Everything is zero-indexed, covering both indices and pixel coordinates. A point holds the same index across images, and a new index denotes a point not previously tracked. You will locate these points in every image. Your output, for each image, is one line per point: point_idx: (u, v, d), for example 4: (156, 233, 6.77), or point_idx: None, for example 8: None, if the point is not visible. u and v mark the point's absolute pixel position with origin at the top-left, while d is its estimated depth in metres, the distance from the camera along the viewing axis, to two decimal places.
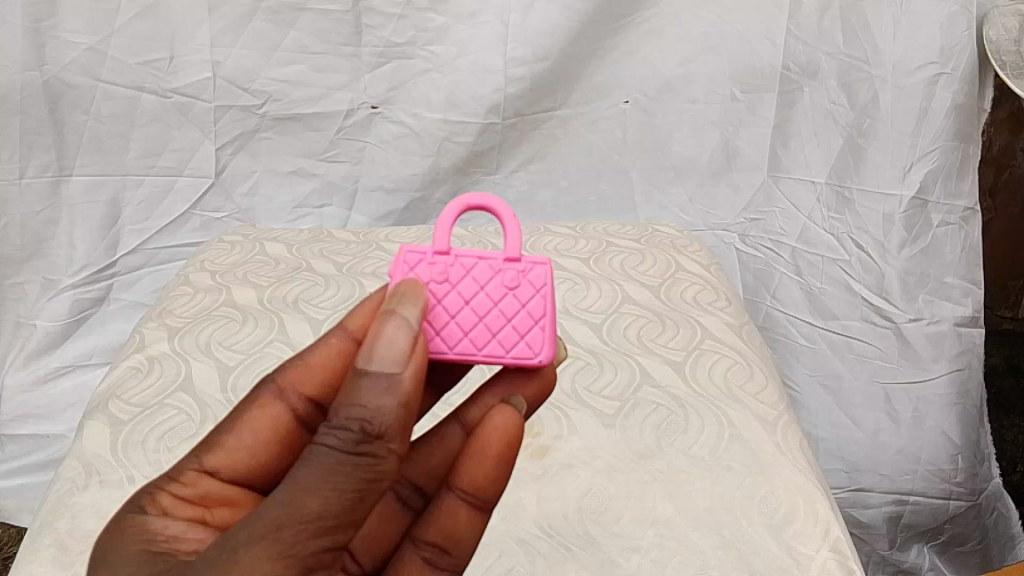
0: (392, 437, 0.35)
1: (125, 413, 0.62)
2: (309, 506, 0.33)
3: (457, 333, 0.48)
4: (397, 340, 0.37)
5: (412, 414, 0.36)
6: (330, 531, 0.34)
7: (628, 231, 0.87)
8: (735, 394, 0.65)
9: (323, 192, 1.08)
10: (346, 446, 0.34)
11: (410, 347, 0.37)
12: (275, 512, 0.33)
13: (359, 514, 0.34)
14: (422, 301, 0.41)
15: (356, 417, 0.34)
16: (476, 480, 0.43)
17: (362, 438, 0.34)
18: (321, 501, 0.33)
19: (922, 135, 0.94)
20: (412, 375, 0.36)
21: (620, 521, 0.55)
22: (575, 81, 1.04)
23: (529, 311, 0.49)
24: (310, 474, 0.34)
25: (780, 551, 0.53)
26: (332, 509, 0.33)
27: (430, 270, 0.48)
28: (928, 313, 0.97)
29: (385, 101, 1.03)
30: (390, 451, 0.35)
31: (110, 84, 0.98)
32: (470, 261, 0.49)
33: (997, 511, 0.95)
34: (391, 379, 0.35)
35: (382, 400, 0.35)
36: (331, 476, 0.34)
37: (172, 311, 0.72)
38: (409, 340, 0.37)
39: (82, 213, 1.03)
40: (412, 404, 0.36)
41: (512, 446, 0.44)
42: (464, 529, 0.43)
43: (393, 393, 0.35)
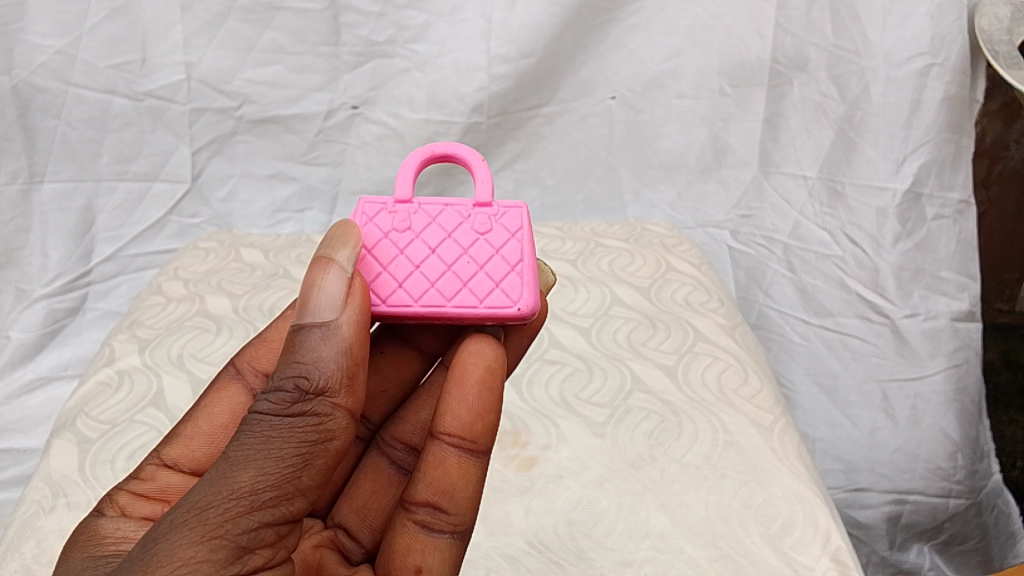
0: (330, 392, 0.39)
1: (94, 431, 0.59)
2: (242, 478, 0.36)
3: (425, 282, 0.48)
4: (331, 290, 0.42)
5: (350, 364, 0.40)
6: (271, 501, 0.36)
7: (617, 231, 0.84)
8: (728, 399, 0.62)
9: (303, 196, 1.06)
10: (282, 408, 0.38)
11: (344, 300, 0.42)
12: (198, 497, 0.35)
13: (303, 482, 0.38)
14: (356, 241, 0.46)
15: (293, 377, 0.39)
16: (460, 420, 0.44)
17: (297, 397, 0.38)
18: (252, 475, 0.36)
19: (914, 127, 0.92)
20: (348, 322, 0.41)
21: (612, 534, 0.53)
22: (560, 78, 1.02)
23: (502, 255, 0.50)
24: (248, 440, 0.37)
25: (779, 563, 0.51)
26: (268, 476, 0.36)
27: (395, 221, 0.50)
28: (925, 308, 0.96)
29: (366, 101, 1.01)
30: (332, 406, 0.39)
31: (81, 88, 0.96)
32: (437, 211, 0.51)
33: (997, 509, 0.93)
34: (328, 330, 0.40)
35: (319, 356, 0.39)
36: (267, 441, 0.37)
37: (143, 321, 0.69)
38: (344, 287, 0.42)
39: (55, 221, 1.00)
40: (350, 352, 0.40)
41: (491, 375, 0.45)
42: (456, 475, 0.43)
43: (332, 342, 0.40)
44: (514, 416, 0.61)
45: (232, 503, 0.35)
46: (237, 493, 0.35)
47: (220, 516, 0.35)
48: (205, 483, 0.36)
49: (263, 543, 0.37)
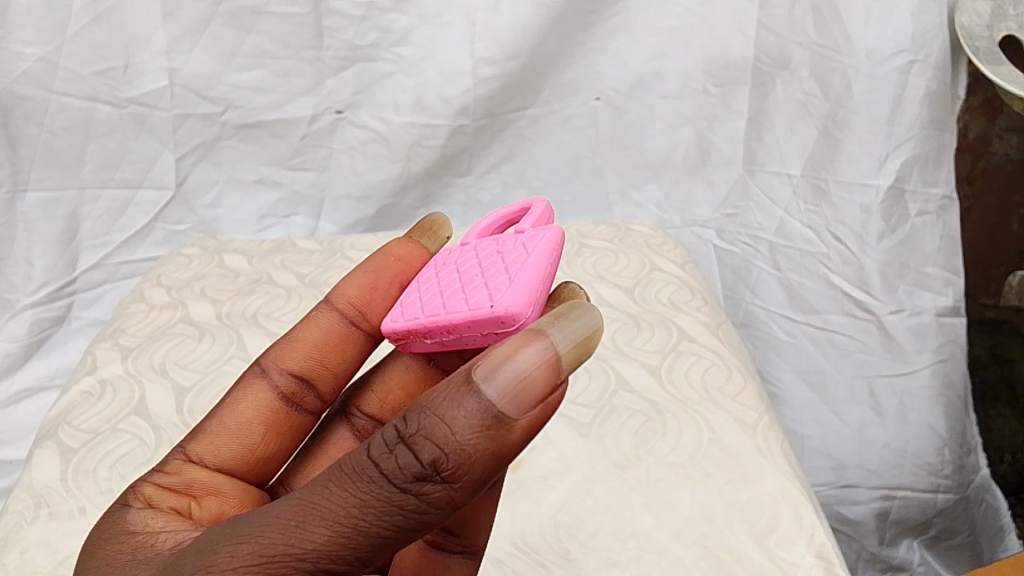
0: (455, 485, 0.31)
1: (77, 441, 0.58)
2: (314, 541, 0.32)
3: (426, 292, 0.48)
4: (528, 378, 0.31)
5: (497, 463, 0.32)
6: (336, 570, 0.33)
7: (601, 231, 0.84)
8: (713, 398, 0.62)
9: (290, 201, 1.06)
10: (387, 483, 0.32)
11: (539, 394, 0.32)
12: (268, 542, 0.32)
13: (377, 558, 0.33)
14: (593, 325, 0.34)
15: (429, 448, 0.31)
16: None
17: (414, 475, 0.32)
18: (324, 545, 0.32)
19: (898, 123, 0.92)
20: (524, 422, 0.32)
21: (598, 534, 0.53)
22: (545, 79, 1.02)
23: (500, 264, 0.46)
24: (336, 499, 0.32)
25: (763, 560, 0.51)
26: (344, 549, 0.32)
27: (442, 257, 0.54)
28: (910, 305, 0.96)
29: (351, 105, 1.01)
30: (447, 499, 0.32)
31: (63, 96, 0.95)
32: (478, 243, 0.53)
33: (986, 502, 0.94)
34: (495, 431, 0.31)
35: (468, 443, 0.31)
36: (359, 509, 0.32)
37: (125, 329, 0.69)
38: (544, 374, 0.32)
39: (39, 229, 0.99)
40: (502, 455, 0.32)
41: None
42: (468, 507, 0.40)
43: (490, 435, 0.31)
44: None
45: (297, 565, 0.32)
46: (304, 555, 0.32)
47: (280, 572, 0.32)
48: (284, 526, 0.32)
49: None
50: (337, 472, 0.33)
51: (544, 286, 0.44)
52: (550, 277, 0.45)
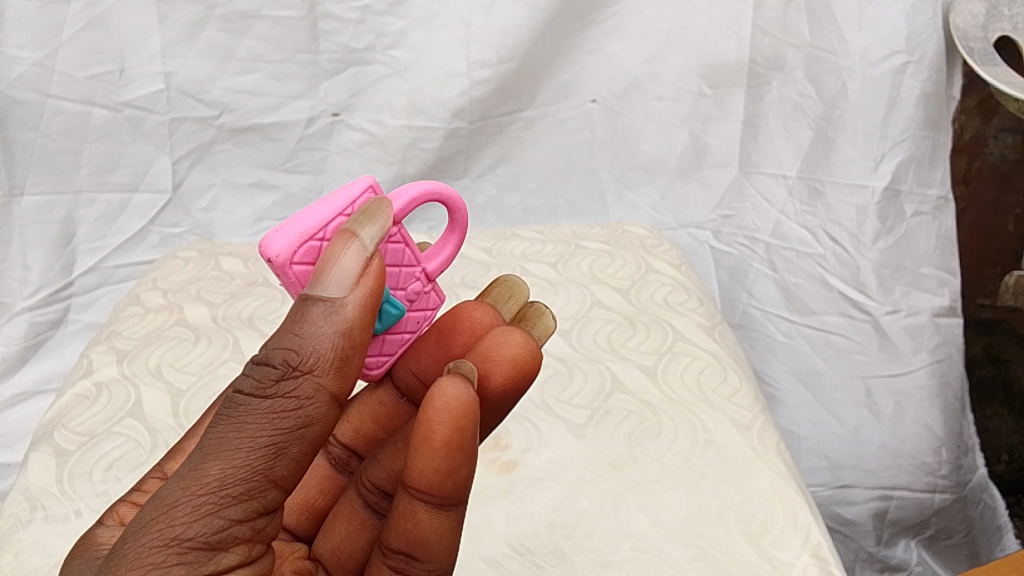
0: (318, 371, 0.37)
1: (72, 444, 0.58)
2: (211, 472, 0.35)
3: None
4: (347, 268, 0.38)
5: (349, 345, 0.38)
6: (243, 495, 0.36)
7: (597, 233, 0.84)
8: (708, 399, 0.62)
9: (286, 204, 1.06)
10: (262, 394, 0.37)
11: (362, 281, 0.38)
12: (171, 491, 0.35)
13: (277, 472, 0.37)
14: (388, 215, 0.41)
15: (284, 350, 0.37)
16: (426, 474, 0.38)
17: (282, 375, 0.37)
18: (223, 469, 0.36)
19: (892, 125, 0.93)
20: (357, 302, 0.38)
21: (592, 535, 0.53)
22: (541, 82, 1.02)
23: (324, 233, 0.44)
24: (221, 429, 0.36)
25: (757, 560, 0.51)
26: (241, 468, 0.36)
27: (413, 307, 0.50)
28: (905, 305, 0.96)
29: (346, 108, 1.01)
30: (316, 389, 0.37)
31: (59, 100, 0.95)
32: (409, 266, 0.49)
33: (983, 502, 0.95)
34: (336, 316, 0.37)
35: (316, 332, 0.37)
36: (242, 429, 0.36)
37: (121, 333, 0.69)
38: (361, 265, 0.39)
39: (35, 233, 0.99)
40: (350, 333, 0.38)
41: (463, 430, 0.38)
42: (427, 528, 0.39)
43: (333, 321, 0.37)
44: None
45: (202, 498, 0.35)
46: (206, 489, 0.35)
47: (188, 516, 0.35)
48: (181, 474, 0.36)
49: (238, 538, 0.37)
50: (215, 417, 0.38)
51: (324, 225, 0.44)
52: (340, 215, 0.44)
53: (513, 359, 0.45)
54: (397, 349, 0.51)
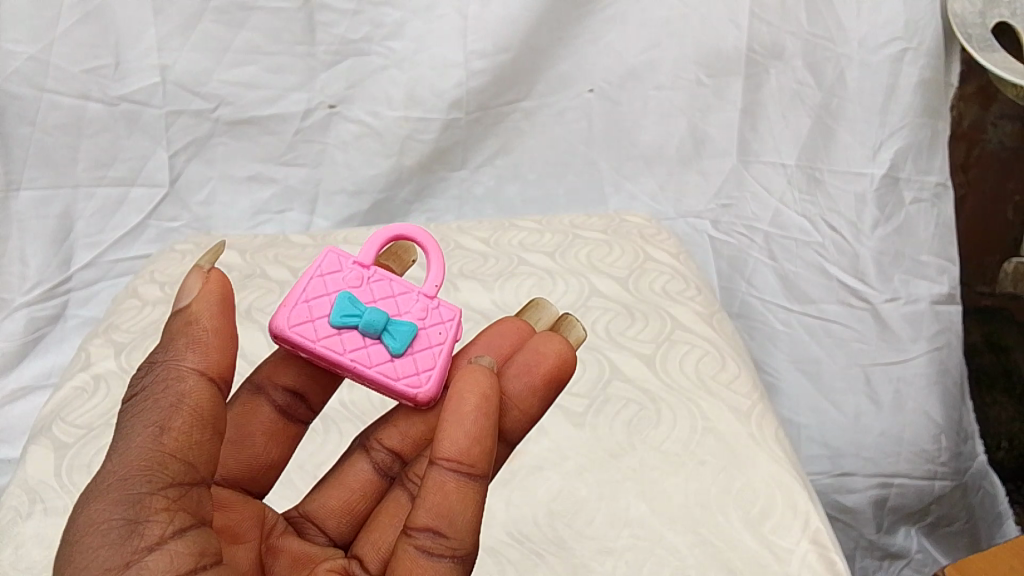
0: (182, 360, 0.42)
1: (70, 436, 0.58)
2: (116, 461, 0.40)
3: (335, 350, 0.50)
4: (186, 282, 0.45)
5: (196, 331, 0.43)
6: (141, 467, 0.39)
7: (595, 223, 0.84)
8: (707, 386, 0.62)
9: (283, 197, 1.06)
10: (147, 391, 0.42)
11: (199, 283, 0.44)
12: (87, 491, 0.40)
13: (170, 444, 0.40)
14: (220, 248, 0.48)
15: (154, 360, 0.43)
16: (456, 441, 0.40)
17: (156, 373, 0.42)
18: (122, 454, 0.40)
19: (891, 113, 0.94)
20: (196, 297, 0.44)
21: (592, 523, 0.53)
22: (538, 72, 1.02)
23: (307, 298, 0.51)
24: (124, 431, 0.41)
25: (758, 546, 0.51)
26: (133, 447, 0.40)
27: (425, 321, 0.53)
28: (905, 292, 0.97)
29: (344, 100, 1.01)
30: (186, 370, 0.42)
31: (55, 94, 0.95)
32: (401, 292, 0.54)
33: (984, 489, 0.95)
34: (181, 313, 0.43)
35: (168, 335, 0.43)
36: (130, 424, 0.41)
37: (118, 326, 0.69)
38: (198, 275, 0.45)
39: (33, 228, 0.98)
40: (195, 321, 0.43)
41: (490, 398, 0.42)
42: (456, 498, 0.40)
43: (180, 321, 0.43)
44: None
45: (110, 480, 0.39)
46: (111, 473, 0.39)
47: (99, 504, 0.38)
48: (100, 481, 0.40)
49: (157, 511, 0.39)
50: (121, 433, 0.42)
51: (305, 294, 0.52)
52: (314, 282, 0.52)
53: (548, 370, 0.49)
54: (434, 362, 0.51)
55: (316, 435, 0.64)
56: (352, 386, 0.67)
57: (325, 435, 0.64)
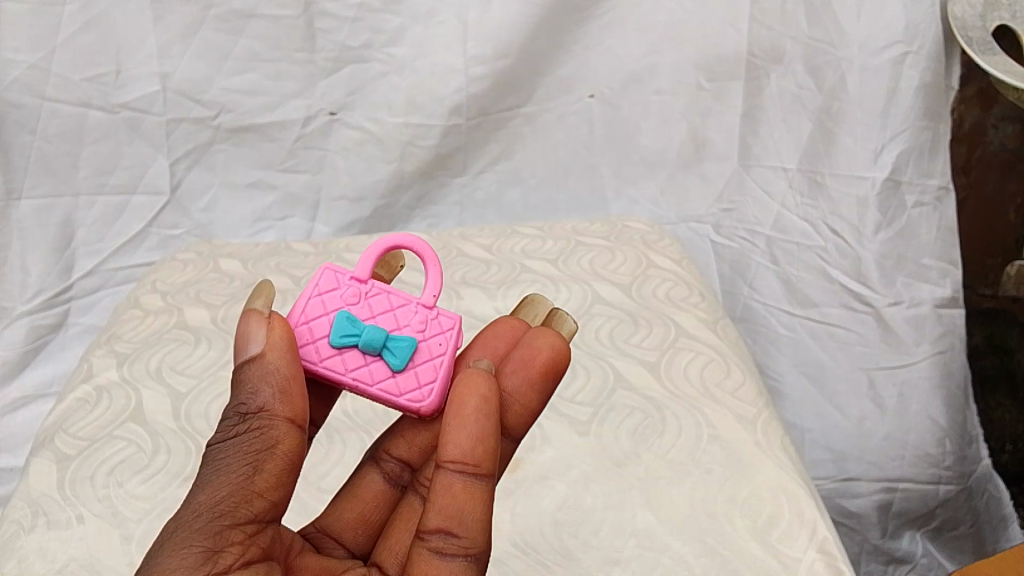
0: (268, 407, 0.42)
1: (72, 448, 0.58)
2: (201, 503, 0.40)
3: (337, 371, 0.49)
4: (251, 325, 0.44)
5: (285, 382, 0.42)
6: (229, 509, 0.39)
7: (597, 229, 0.84)
8: (712, 394, 0.62)
9: (285, 204, 1.06)
10: (228, 435, 0.42)
11: (270, 331, 0.43)
12: (170, 529, 0.40)
13: (259, 485, 0.40)
14: (270, 286, 0.47)
15: (234, 406, 0.42)
16: (460, 442, 0.41)
17: (241, 419, 0.42)
18: (209, 497, 0.40)
19: (891, 116, 0.93)
20: (269, 344, 0.43)
21: (598, 533, 0.52)
22: (538, 77, 1.02)
23: (305, 319, 0.50)
24: (206, 473, 0.41)
25: (765, 555, 0.51)
26: (224, 490, 0.40)
27: (425, 333, 0.51)
28: (908, 297, 0.97)
29: (344, 106, 1.01)
30: (271, 417, 0.41)
31: (56, 102, 0.95)
32: (400, 305, 0.52)
33: (988, 493, 0.95)
34: (257, 360, 0.43)
35: (251, 383, 0.42)
36: (218, 466, 0.41)
37: (121, 336, 0.69)
38: (265, 322, 0.44)
39: (33, 237, 0.98)
40: (281, 372, 0.42)
41: (490, 402, 0.42)
42: (463, 498, 0.40)
43: (265, 371, 0.42)
44: None
45: (197, 522, 0.39)
46: (199, 515, 0.39)
47: (185, 546, 0.38)
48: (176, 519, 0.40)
49: (233, 542, 0.39)
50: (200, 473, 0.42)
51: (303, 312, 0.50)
52: (311, 299, 0.50)
53: (544, 363, 0.49)
54: (436, 374, 0.50)
55: (320, 445, 0.63)
56: (354, 396, 0.67)
57: (329, 446, 0.63)
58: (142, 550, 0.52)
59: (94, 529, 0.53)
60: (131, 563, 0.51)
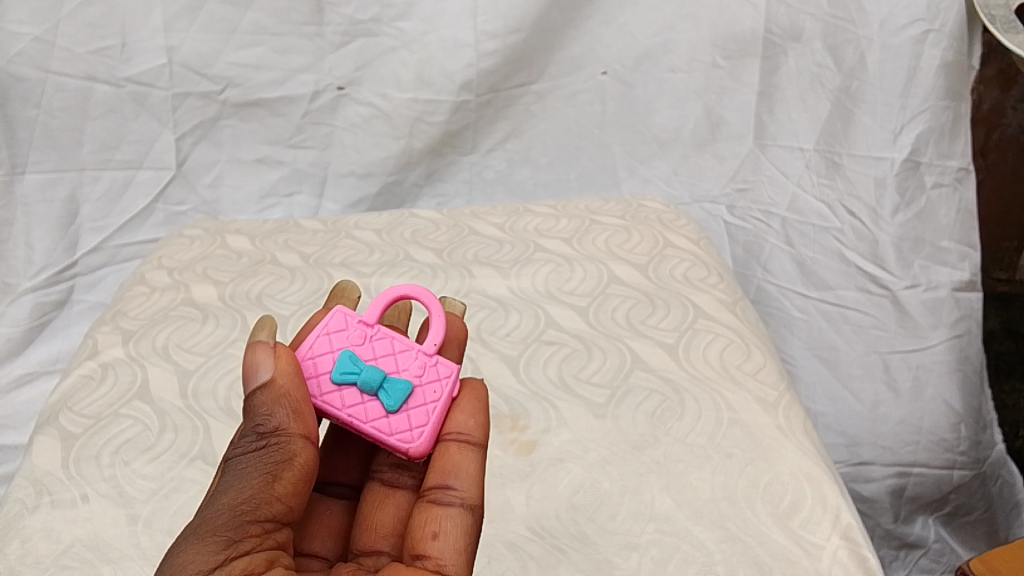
0: (283, 425, 0.41)
1: (78, 426, 0.57)
2: (220, 503, 0.39)
3: (333, 406, 0.47)
4: (259, 354, 0.43)
5: (298, 401, 0.42)
6: (251, 507, 0.39)
7: (612, 207, 0.82)
8: (733, 377, 0.60)
9: (292, 180, 1.04)
10: (245, 449, 0.41)
11: (275, 360, 0.43)
12: (187, 529, 0.39)
13: (278, 490, 0.40)
14: (269, 321, 0.46)
15: (248, 427, 0.42)
16: (458, 420, 0.48)
17: (256, 436, 0.41)
18: (227, 498, 0.39)
19: (912, 95, 0.92)
20: (277, 372, 0.43)
21: (616, 517, 0.51)
22: (550, 53, 1.00)
23: (311, 355, 0.48)
24: (223, 481, 0.40)
25: (788, 542, 0.50)
26: (245, 492, 0.39)
27: (423, 377, 0.49)
28: (925, 280, 0.95)
29: (352, 81, 0.99)
30: (287, 432, 0.41)
31: (61, 76, 0.93)
32: (402, 350, 0.50)
33: (1002, 479, 0.92)
34: (268, 385, 0.42)
35: (263, 405, 0.42)
36: (233, 475, 0.40)
37: (126, 312, 0.67)
38: (270, 352, 0.44)
39: (38, 213, 0.97)
40: (292, 395, 0.42)
41: (480, 397, 0.50)
42: (458, 456, 0.46)
43: (276, 394, 0.42)
44: (511, 400, 0.59)
45: (219, 517, 0.38)
46: (221, 510, 0.39)
47: (205, 541, 0.37)
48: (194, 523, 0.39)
49: (251, 534, 0.38)
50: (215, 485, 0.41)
51: (309, 348, 0.49)
52: (317, 337, 0.49)
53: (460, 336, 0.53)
54: (428, 418, 0.48)
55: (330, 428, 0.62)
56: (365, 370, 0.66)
57: None
58: (150, 531, 0.50)
59: (100, 508, 0.52)
60: (139, 544, 0.50)
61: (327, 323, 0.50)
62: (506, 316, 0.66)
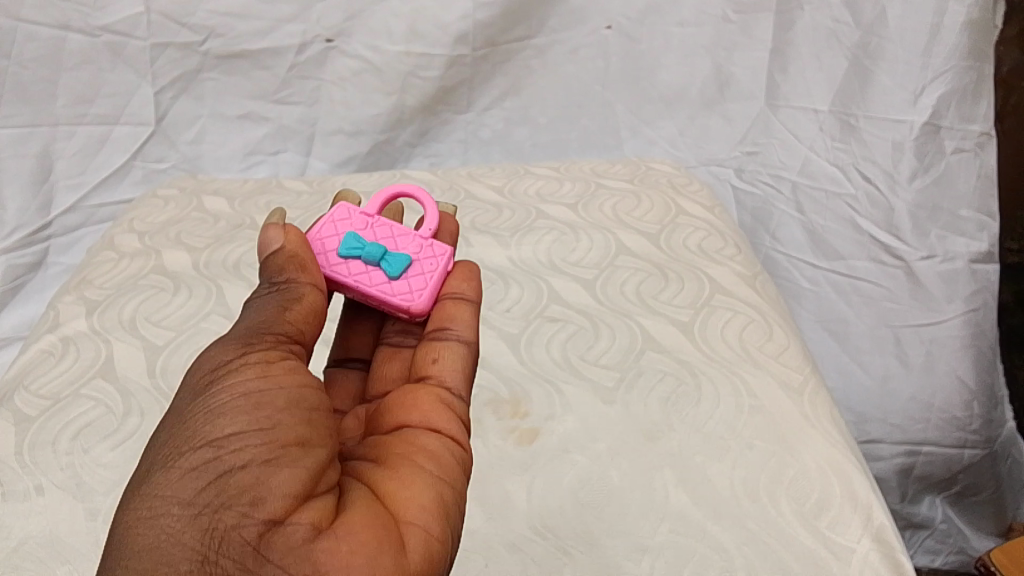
0: (293, 286, 0.40)
1: (34, 409, 0.52)
2: (233, 379, 0.35)
3: (340, 275, 0.46)
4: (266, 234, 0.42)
5: (307, 267, 0.42)
6: (267, 366, 0.36)
7: (619, 170, 0.77)
8: (753, 359, 0.56)
9: (278, 137, 0.98)
10: (260, 305, 0.40)
11: (282, 237, 0.42)
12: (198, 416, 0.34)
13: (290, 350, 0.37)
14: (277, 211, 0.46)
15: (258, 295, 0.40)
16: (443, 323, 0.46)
17: (271, 295, 0.40)
18: (238, 374, 0.35)
19: (934, 54, 0.86)
20: (294, 248, 0.42)
21: (625, 516, 0.46)
22: (553, 5, 0.94)
23: (316, 236, 0.48)
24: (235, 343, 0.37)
25: (814, 544, 0.46)
26: (258, 363, 0.36)
27: (420, 253, 0.48)
28: (942, 250, 0.89)
29: (341, 33, 0.93)
30: (299, 287, 0.40)
31: (32, 24, 0.87)
32: (402, 233, 0.50)
33: (1012, 458, 0.89)
34: (278, 254, 0.42)
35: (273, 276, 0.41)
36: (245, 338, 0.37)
37: (92, 281, 0.62)
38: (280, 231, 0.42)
39: (9, 169, 0.90)
40: (301, 265, 0.41)
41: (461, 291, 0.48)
42: (448, 352, 0.44)
43: (286, 264, 0.41)
44: (510, 382, 0.54)
45: (232, 403, 0.34)
46: (234, 392, 0.34)
47: (223, 420, 0.33)
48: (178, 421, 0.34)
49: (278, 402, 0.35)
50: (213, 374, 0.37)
51: (315, 232, 0.48)
52: (323, 223, 0.49)
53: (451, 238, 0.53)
54: (427, 284, 0.47)
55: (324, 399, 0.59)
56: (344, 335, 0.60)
57: None
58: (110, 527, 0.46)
59: (55, 501, 0.47)
60: (97, 542, 0.45)
61: (332, 210, 0.50)
62: (506, 289, 0.62)
